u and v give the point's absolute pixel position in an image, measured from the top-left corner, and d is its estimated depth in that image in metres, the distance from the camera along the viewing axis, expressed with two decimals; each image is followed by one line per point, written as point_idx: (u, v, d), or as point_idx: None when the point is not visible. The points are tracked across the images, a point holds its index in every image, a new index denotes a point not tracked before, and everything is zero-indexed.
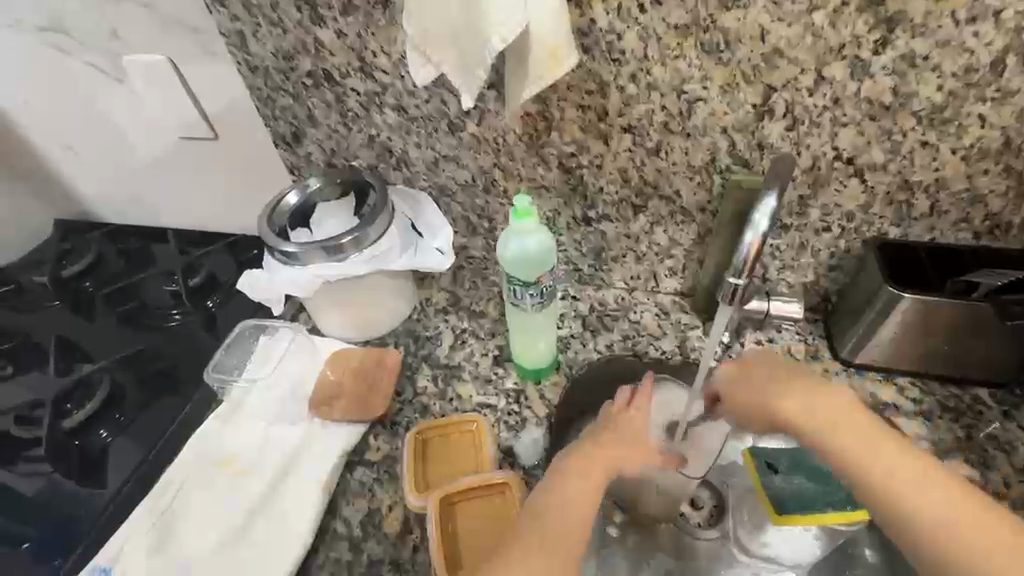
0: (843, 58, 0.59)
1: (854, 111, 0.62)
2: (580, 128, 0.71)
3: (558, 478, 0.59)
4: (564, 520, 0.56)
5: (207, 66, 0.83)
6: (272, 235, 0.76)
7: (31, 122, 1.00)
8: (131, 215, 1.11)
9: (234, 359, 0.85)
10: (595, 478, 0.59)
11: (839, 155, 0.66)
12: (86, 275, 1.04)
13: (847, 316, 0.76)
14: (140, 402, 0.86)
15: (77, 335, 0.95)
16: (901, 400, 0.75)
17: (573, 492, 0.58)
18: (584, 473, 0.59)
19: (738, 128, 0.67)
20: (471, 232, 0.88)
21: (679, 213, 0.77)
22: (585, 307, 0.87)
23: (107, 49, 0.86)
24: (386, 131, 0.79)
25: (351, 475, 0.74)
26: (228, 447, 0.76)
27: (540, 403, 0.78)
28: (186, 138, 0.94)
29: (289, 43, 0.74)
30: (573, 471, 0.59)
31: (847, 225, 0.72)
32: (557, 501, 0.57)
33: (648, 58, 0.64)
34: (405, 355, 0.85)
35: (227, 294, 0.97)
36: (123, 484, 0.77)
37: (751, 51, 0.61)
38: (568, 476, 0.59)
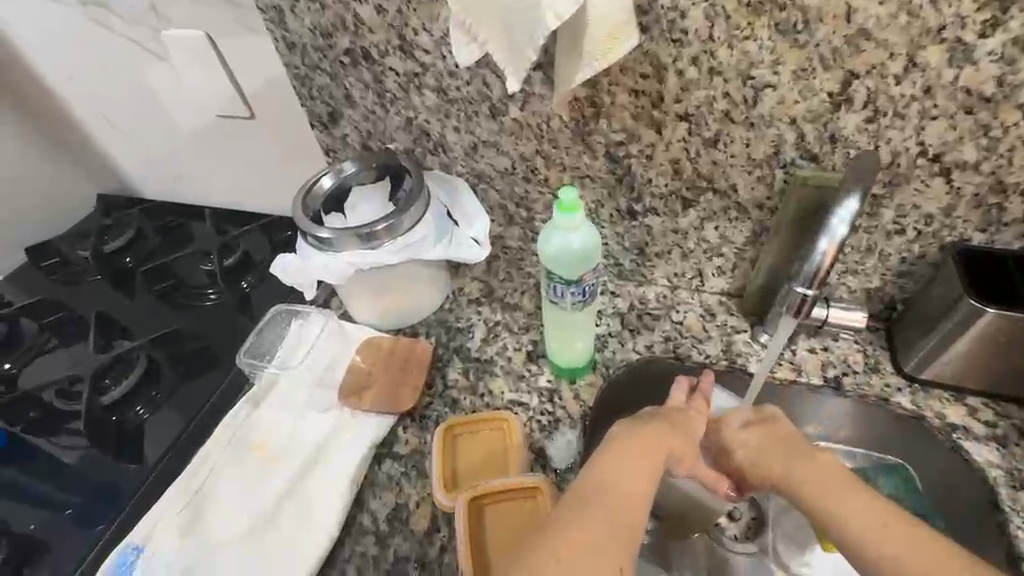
0: (940, 42, 0.53)
1: (947, 102, 0.56)
2: (631, 114, 0.66)
3: (617, 452, 0.57)
4: (621, 498, 0.53)
5: (245, 42, 0.81)
6: (306, 220, 0.74)
7: (77, 97, 1.01)
8: (170, 192, 1.11)
9: (266, 343, 0.85)
10: (655, 463, 0.57)
11: (924, 151, 0.59)
12: (126, 250, 1.05)
13: (915, 327, 0.70)
14: (176, 380, 0.87)
15: (117, 311, 0.97)
16: (971, 423, 0.68)
17: (633, 471, 0.55)
18: (641, 460, 0.56)
19: (808, 119, 0.60)
20: (508, 221, 0.85)
21: (734, 209, 0.71)
22: (624, 305, 0.83)
23: (148, 24, 0.85)
24: (424, 113, 0.76)
25: (380, 468, 0.72)
26: (259, 432, 0.76)
27: (574, 404, 0.75)
28: (224, 116, 0.93)
29: (327, 19, 0.71)
30: (635, 450, 0.57)
31: (925, 229, 0.65)
32: (616, 477, 0.54)
33: (713, 39, 0.58)
34: (437, 346, 0.82)
35: (261, 275, 0.97)
36: (158, 462, 0.79)
37: (832, 32, 0.54)
38: (630, 454, 0.56)
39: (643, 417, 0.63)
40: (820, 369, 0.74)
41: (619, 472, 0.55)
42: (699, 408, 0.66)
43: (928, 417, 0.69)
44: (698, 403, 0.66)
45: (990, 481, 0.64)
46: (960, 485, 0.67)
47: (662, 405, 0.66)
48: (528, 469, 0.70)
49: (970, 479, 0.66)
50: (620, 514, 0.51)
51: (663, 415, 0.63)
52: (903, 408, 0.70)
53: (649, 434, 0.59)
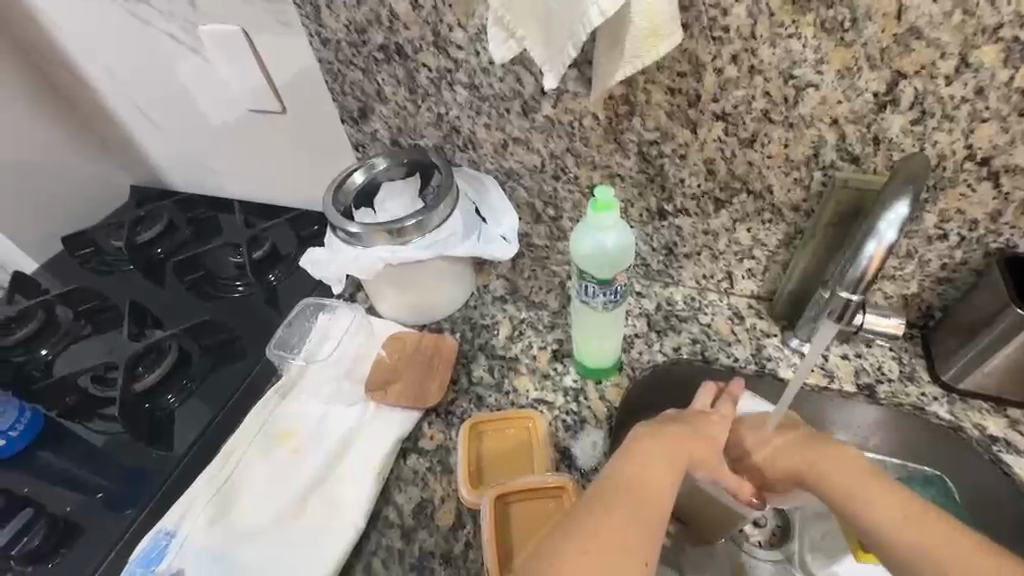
0: (996, 41, 0.51)
1: (1000, 103, 0.54)
2: (666, 113, 0.65)
3: (640, 449, 0.56)
4: (647, 496, 0.52)
5: (279, 37, 0.81)
6: (336, 214, 0.75)
7: (113, 90, 1.03)
8: (201, 184, 1.13)
9: (294, 336, 0.86)
10: (679, 464, 0.56)
11: (972, 154, 0.57)
12: (157, 242, 1.06)
13: (955, 336, 0.68)
14: (206, 369, 0.88)
15: (149, 301, 0.99)
16: (1012, 435, 0.66)
17: (658, 470, 0.54)
18: (664, 463, 0.55)
19: (851, 119, 0.59)
20: (535, 219, 0.84)
21: (768, 211, 0.70)
22: (651, 306, 0.82)
23: (184, 19, 0.87)
24: (455, 109, 0.76)
25: (405, 462, 0.73)
26: (286, 424, 0.77)
27: (599, 404, 0.75)
28: (256, 110, 0.94)
29: (362, 15, 0.71)
30: (658, 449, 0.56)
31: (969, 234, 0.63)
32: (641, 476, 0.53)
33: (755, 37, 0.57)
34: (462, 342, 0.82)
35: (289, 269, 0.99)
36: (189, 449, 0.80)
37: (880, 31, 0.53)
38: (655, 452, 0.56)
39: (668, 420, 0.62)
40: (853, 376, 0.72)
41: (643, 470, 0.54)
42: (725, 413, 0.65)
43: (967, 428, 0.67)
44: (724, 407, 0.65)
45: None
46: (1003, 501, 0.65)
47: (688, 409, 0.65)
48: (554, 469, 0.69)
49: (1010, 493, 0.64)
50: (644, 512, 0.51)
51: (691, 419, 0.62)
52: (940, 418, 0.68)
53: (673, 433, 0.58)
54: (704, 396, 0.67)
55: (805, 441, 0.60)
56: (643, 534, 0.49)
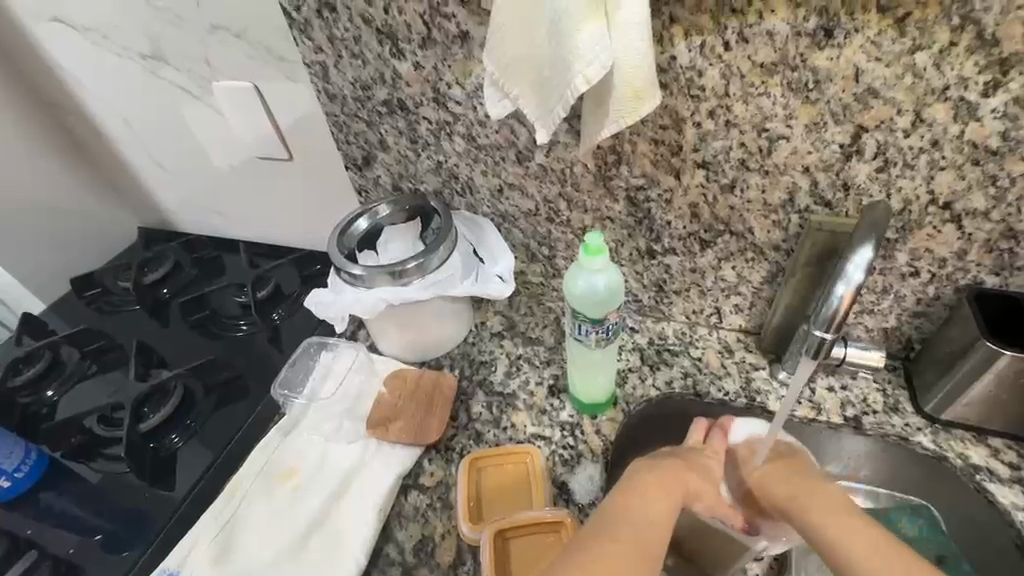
0: (945, 99, 0.56)
1: (955, 153, 0.58)
2: (651, 162, 0.70)
3: (639, 481, 0.58)
4: (645, 524, 0.54)
5: (289, 93, 0.87)
6: (340, 257, 0.79)
7: (128, 139, 1.08)
8: (208, 226, 1.17)
9: (298, 375, 0.88)
10: (675, 494, 0.58)
11: (934, 199, 0.62)
12: (163, 283, 1.10)
13: (932, 368, 0.71)
14: (211, 408, 0.90)
15: (155, 341, 1.01)
16: (994, 465, 0.68)
17: (655, 500, 0.56)
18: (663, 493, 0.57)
19: (821, 167, 0.64)
20: (530, 258, 0.88)
21: (750, 251, 0.74)
22: (643, 341, 0.85)
23: (198, 75, 0.92)
24: (454, 157, 0.81)
25: (406, 499, 0.74)
26: (288, 462, 0.78)
27: (596, 438, 0.77)
28: (264, 157, 0.99)
29: (367, 73, 0.76)
30: (655, 479, 0.58)
31: (939, 272, 0.67)
32: (639, 506, 0.55)
33: (729, 95, 0.62)
34: (461, 379, 0.85)
35: (292, 307, 1.02)
36: (191, 490, 0.81)
37: (842, 90, 0.58)
38: (652, 482, 0.58)
39: (664, 454, 0.64)
40: (839, 408, 0.75)
41: (638, 500, 0.56)
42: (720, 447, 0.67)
43: (951, 457, 0.69)
44: (719, 441, 0.68)
45: (1018, 525, 0.63)
46: (990, 531, 0.66)
47: (684, 445, 0.68)
48: (552, 503, 0.71)
49: (996, 522, 0.66)
50: (642, 540, 0.53)
51: (693, 453, 0.65)
52: (925, 448, 0.70)
53: (667, 465, 0.61)
54: (699, 432, 0.70)
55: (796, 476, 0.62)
56: (642, 559, 0.51)
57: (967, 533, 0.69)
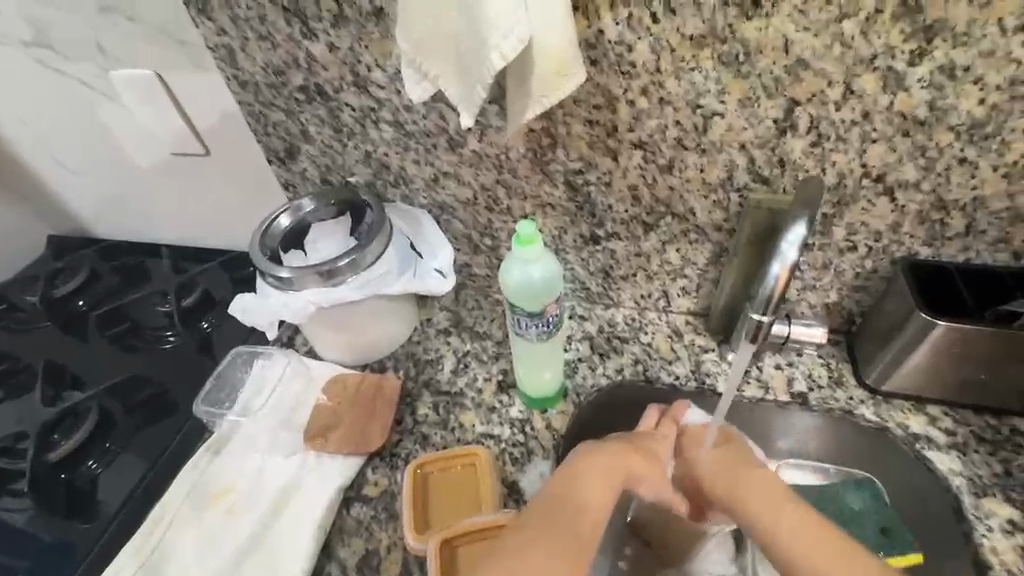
0: (874, 70, 0.55)
1: (885, 125, 0.58)
2: (587, 144, 0.67)
3: (581, 468, 0.55)
4: (582, 512, 0.53)
5: (197, 81, 0.79)
6: (264, 260, 0.73)
7: (22, 139, 0.97)
8: (126, 231, 1.08)
9: (225, 388, 0.82)
10: (616, 481, 0.56)
11: (868, 172, 0.61)
12: (78, 294, 1.00)
13: (872, 341, 0.72)
14: (132, 429, 0.83)
15: (67, 359, 0.92)
16: (933, 432, 0.69)
17: (595, 487, 0.54)
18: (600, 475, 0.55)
19: (757, 144, 0.62)
20: (473, 250, 0.84)
21: (694, 232, 0.72)
22: (593, 329, 0.83)
23: (93, 64, 0.83)
24: (383, 146, 0.75)
25: (348, 512, 0.70)
26: (219, 482, 0.73)
27: (546, 434, 0.74)
28: (179, 153, 0.91)
29: (279, 57, 0.70)
30: (595, 465, 0.56)
31: (875, 245, 0.67)
32: (578, 494, 0.53)
33: (661, 71, 0.59)
34: (405, 380, 0.81)
35: (222, 315, 0.94)
36: (115, 515, 0.75)
37: (772, 62, 0.56)
38: (591, 467, 0.55)
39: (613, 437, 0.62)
40: (786, 385, 0.75)
41: (579, 488, 0.54)
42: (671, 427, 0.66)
43: (891, 427, 0.70)
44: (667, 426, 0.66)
45: (954, 489, 0.65)
46: (930, 499, 0.67)
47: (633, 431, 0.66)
48: (502, 504, 0.68)
49: (934, 487, 0.67)
50: (568, 530, 0.51)
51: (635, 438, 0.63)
52: (868, 420, 0.71)
53: (612, 450, 0.58)
54: (651, 417, 0.68)
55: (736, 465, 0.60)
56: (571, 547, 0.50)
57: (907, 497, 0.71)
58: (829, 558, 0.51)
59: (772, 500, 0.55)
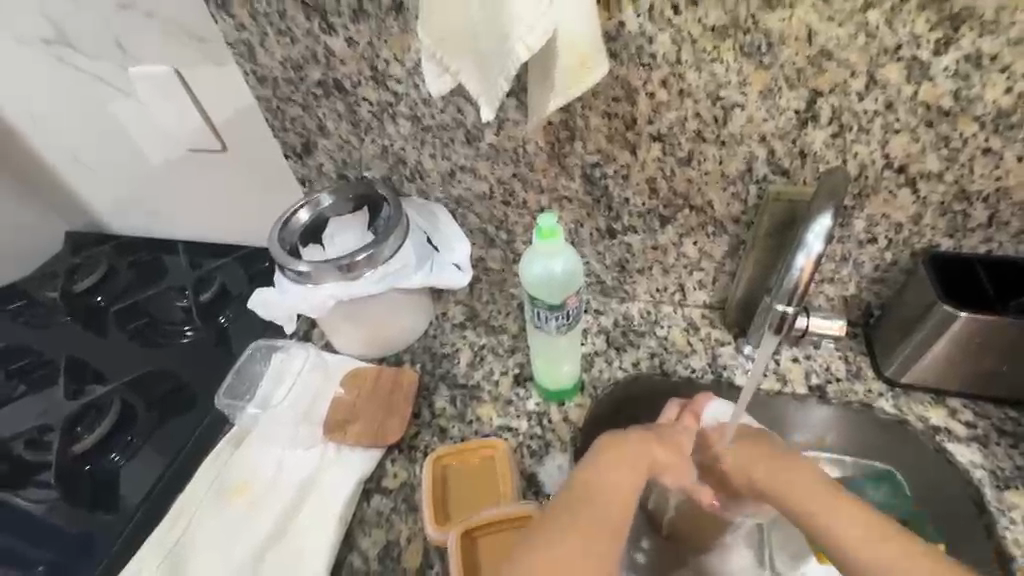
0: (899, 60, 0.54)
1: (908, 116, 0.57)
2: (605, 137, 0.67)
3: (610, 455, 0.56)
4: (609, 495, 0.53)
5: (215, 76, 0.80)
6: (283, 254, 0.73)
7: (41, 137, 0.98)
8: (142, 228, 1.09)
9: (244, 382, 0.83)
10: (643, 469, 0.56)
11: (889, 163, 0.61)
12: (97, 289, 1.02)
13: (892, 333, 0.71)
14: (152, 423, 0.84)
15: (88, 353, 0.93)
16: (952, 425, 0.69)
17: (622, 471, 0.55)
18: (622, 467, 0.55)
19: (777, 136, 0.62)
20: (489, 244, 0.84)
21: (711, 225, 0.72)
22: (609, 322, 0.83)
23: (111, 60, 0.84)
24: (400, 141, 0.76)
25: (368, 504, 0.71)
26: (239, 476, 0.73)
27: (563, 426, 0.75)
28: (196, 149, 0.91)
29: (298, 52, 0.70)
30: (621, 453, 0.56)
31: (895, 237, 0.67)
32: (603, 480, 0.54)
33: (681, 62, 0.59)
34: (422, 373, 0.81)
35: (239, 309, 0.95)
36: (139, 506, 0.76)
37: (795, 53, 0.56)
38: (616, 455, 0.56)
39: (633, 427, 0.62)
40: (804, 378, 0.75)
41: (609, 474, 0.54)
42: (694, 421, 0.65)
43: (911, 420, 0.70)
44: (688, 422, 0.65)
45: (975, 482, 0.65)
46: (954, 493, 0.67)
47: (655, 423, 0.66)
48: (521, 497, 0.69)
49: (955, 480, 0.66)
50: (601, 528, 0.51)
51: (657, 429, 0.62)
52: (887, 413, 0.71)
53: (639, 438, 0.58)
54: (670, 412, 0.68)
55: (769, 456, 0.60)
56: (605, 544, 0.50)
57: (927, 493, 0.70)
58: (899, 557, 0.49)
59: (824, 499, 0.54)
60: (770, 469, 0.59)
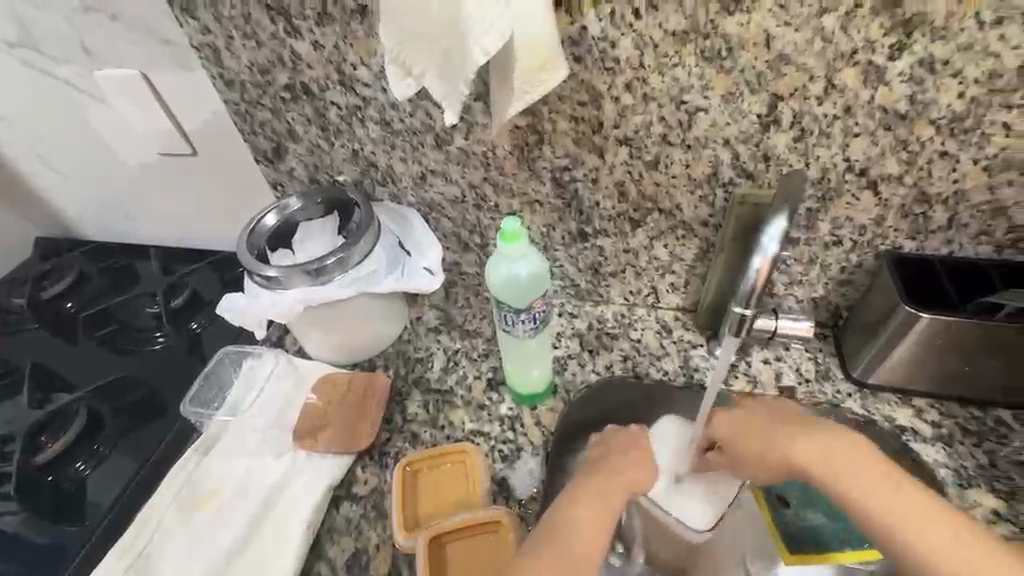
0: (855, 64, 0.55)
1: (867, 119, 0.58)
2: (573, 140, 0.67)
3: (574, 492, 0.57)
4: (574, 530, 0.53)
5: (183, 79, 0.79)
6: (251, 259, 0.72)
7: (8, 141, 0.97)
8: (115, 233, 1.07)
9: (212, 389, 0.82)
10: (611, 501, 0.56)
11: (851, 166, 0.62)
12: (67, 295, 1.00)
13: (859, 335, 0.72)
14: (120, 431, 0.83)
15: (56, 361, 0.92)
16: (918, 424, 0.70)
17: (589, 509, 0.55)
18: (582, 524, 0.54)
19: (741, 139, 0.62)
20: (463, 248, 0.84)
21: (680, 228, 0.72)
22: (583, 326, 0.83)
23: (77, 64, 0.83)
24: (370, 144, 0.75)
25: (337, 511, 0.70)
26: (207, 484, 0.72)
27: (536, 430, 0.74)
28: (166, 153, 0.90)
29: (264, 56, 0.70)
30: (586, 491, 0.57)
31: (860, 239, 0.67)
32: (570, 517, 0.54)
33: (644, 66, 0.59)
34: (395, 379, 0.80)
35: (211, 316, 0.94)
36: (104, 516, 0.74)
37: (754, 58, 0.57)
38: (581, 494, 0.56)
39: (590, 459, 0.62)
40: (774, 379, 0.75)
41: (574, 510, 0.54)
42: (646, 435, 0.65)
43: (878, 420, 0.70)
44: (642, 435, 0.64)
45: (939, 480, 0.65)
46: None
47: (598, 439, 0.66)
48: (491, 501, 0.68)
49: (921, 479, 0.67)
50: None
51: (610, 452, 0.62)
52: (854, 413, 0.71)
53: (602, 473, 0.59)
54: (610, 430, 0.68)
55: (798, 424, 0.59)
56: None
57: None
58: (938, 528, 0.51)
59: (862, 465, 0.54)
60: (803, 440, 0.57)
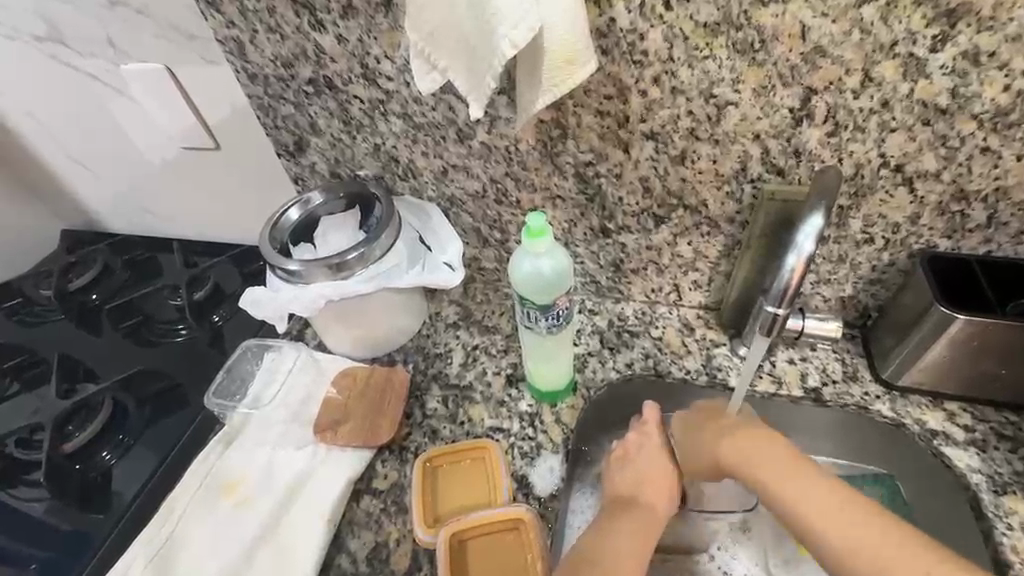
0: (894, 56, 0.53)
1: (905, 114, 0.56)
2: (597, 135, 0.66)
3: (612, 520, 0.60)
4: (619, 559, 0.56)
5: (207, 73, 0.79)
6: (274, 253, 0.72)
7: (37, 136, 0.98)
8: (138, 226, 1.08)
9: (235, 382, 0.82)
10: (652, 535, 0.60)
11: (886, 162, 0.60)
12: (92, 287, 1.01)
13: (889, 335, 0.70)
14: (144, 422, 0.84)
15: (82, 352, 0.93)
16: (950, 428, 0.68)
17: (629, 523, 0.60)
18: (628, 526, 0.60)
19: (772, 134, 0.61)
20: (482, 243, 0.83)
21: (706, 224, 0.71)
22: (603, 323, 0.82)
23: (104, 58, 0.84)
24: (392, 139, 0.75)
25: (358, 505, 0.70)
26: (230, 475, 0.73)
27: (555, 427, 0.74)
28: (189, 147, 0.91)
29: (287, 50, 0.70)
30: (625, 519, 0.60)
31: (892, 237, 0.65)
32: (614, 547, 0.57)
33: (673, 60, 0.58)
34: (415, 374, 0.80)
35: (233, 309, 0.95)
36: (128, 507, 0.75)
37: (789, 50, 0.55)
38: (623, 523, 0.60)
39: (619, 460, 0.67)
40: (800, 380, 0.73)
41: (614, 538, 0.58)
42: (653, 436, 0.68)
43: (908, 423, 0.69)
44: (649, 447, 0.67)
45: (972, 487, 0.64)
46: (944, 494, 0.66)
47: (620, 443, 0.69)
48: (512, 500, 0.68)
49: (952, 486, 0.66)
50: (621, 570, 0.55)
51: (625, 471, 0.66)
52: (883, 416, 0.70)
53: (631, 506, 0.62)
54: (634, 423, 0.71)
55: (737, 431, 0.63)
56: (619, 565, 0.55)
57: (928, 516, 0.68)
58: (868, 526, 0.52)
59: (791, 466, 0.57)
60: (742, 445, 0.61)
